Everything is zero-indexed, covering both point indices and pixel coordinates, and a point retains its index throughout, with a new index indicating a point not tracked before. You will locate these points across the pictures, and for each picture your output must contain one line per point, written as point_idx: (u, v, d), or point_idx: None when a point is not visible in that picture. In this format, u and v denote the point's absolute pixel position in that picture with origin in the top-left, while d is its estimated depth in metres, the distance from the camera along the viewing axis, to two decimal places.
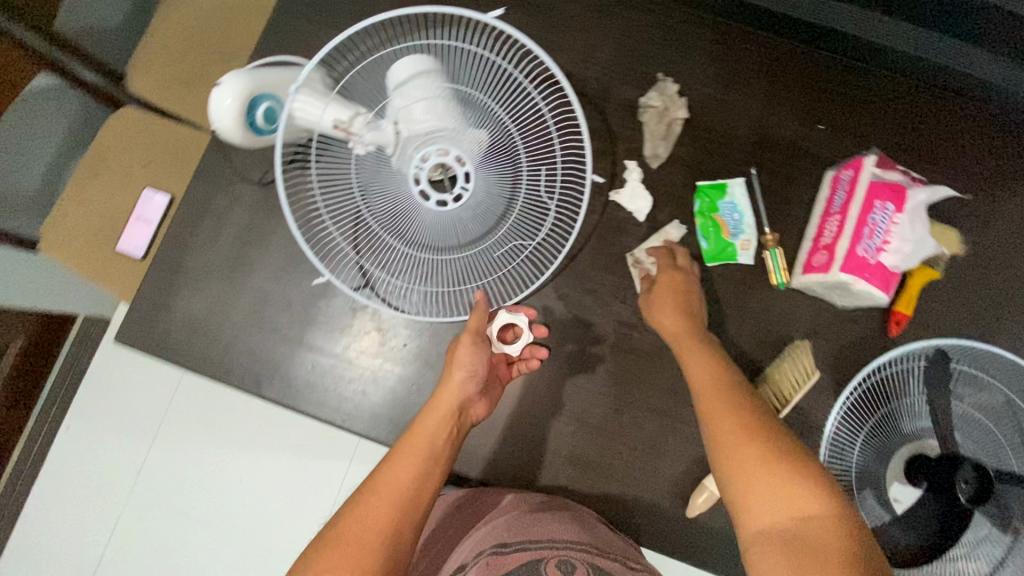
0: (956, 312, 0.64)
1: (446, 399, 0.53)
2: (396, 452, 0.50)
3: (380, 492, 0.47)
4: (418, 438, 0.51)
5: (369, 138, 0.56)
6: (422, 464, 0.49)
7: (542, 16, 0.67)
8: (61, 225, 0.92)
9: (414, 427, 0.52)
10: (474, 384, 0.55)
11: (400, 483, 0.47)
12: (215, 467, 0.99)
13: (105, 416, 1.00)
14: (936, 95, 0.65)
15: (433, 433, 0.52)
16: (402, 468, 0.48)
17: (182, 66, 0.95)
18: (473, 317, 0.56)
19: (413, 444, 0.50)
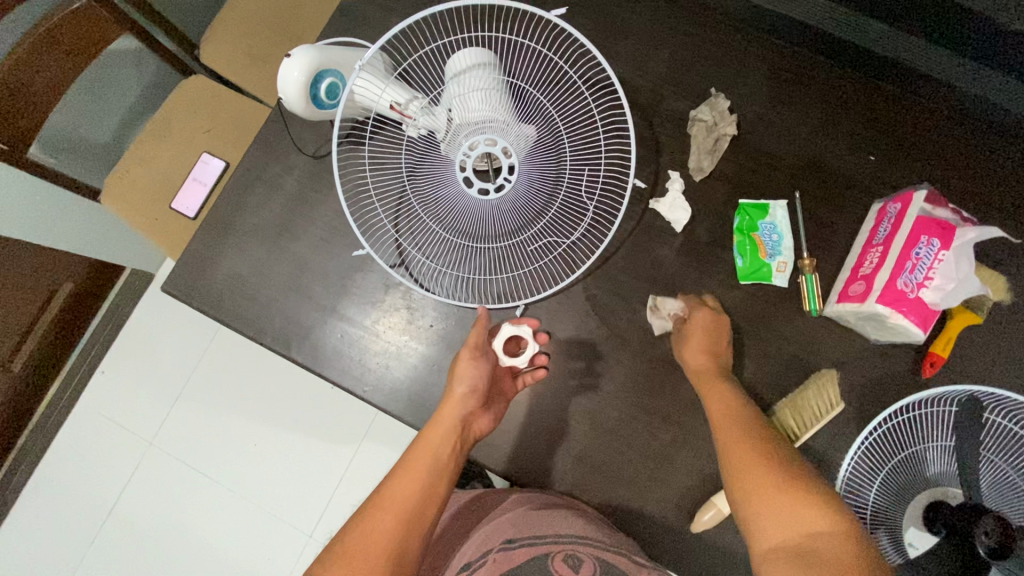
0: (993, 360, 0.62)
1: (447, 413, 0.55)
2: (401, 467, 0.53)
3: (387, 502, 0.50)
4: (421, 454, 0.53)
5: (422, 123, 0.59)
6: (428, 474, 0.52)
7: (601, 23, 0.69)
8: (122, 180, 0.96)
9: (421, 438, 0.55)
10: (475, 399, 0.57)
11: (406, 493, 0.50)
12: (238, 425, 1.07)
13: (145, 365, 1.11)
14: (997, 137, 0.64)
15: (438, 442, 0.54)
16: (407, 479, 0.51)
17: (251, 40, 0.98)
18: (473, 332, 0.58)
19: (419, 455, 0.53)
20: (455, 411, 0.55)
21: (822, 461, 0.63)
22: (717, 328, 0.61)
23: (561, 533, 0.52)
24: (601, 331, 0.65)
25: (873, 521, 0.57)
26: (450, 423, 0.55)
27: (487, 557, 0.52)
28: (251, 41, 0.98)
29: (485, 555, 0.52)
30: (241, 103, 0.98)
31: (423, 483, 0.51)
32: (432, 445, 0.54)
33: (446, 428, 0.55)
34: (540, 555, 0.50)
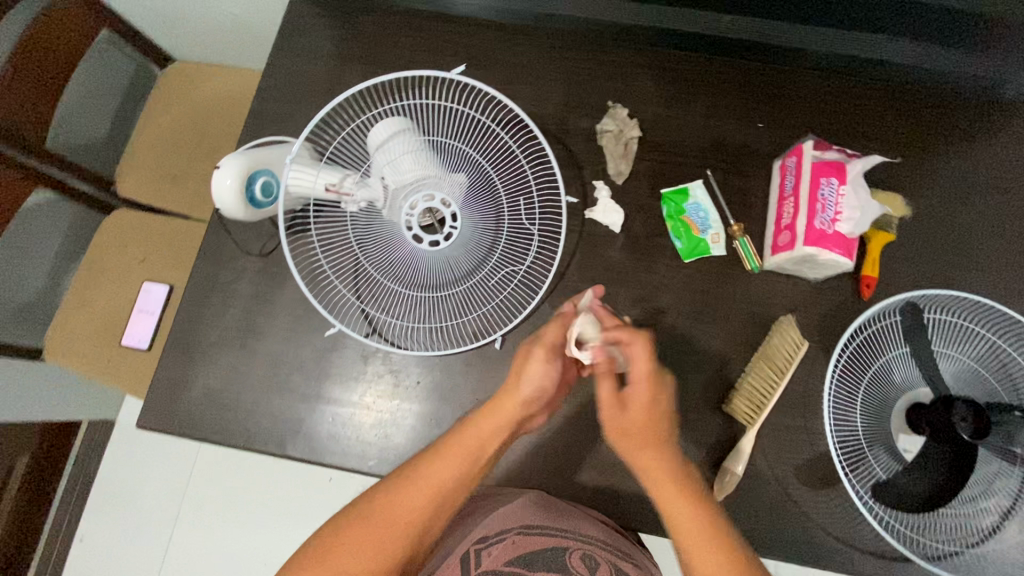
0: (915, 267, 0.70)
1: (513, 401, 0.55)
2: (445, 445, 0.54)
3: (420, 481, 0.52)
4: (471, 434, 0.54)
5: (360, 196, 0.62)
6: (469, 461, 0.53)
7: (496, 70, 0.76)
8: (64, 332, 0.94)
9: (476, 420, 0.55)
10: (542, 398, 0.56)
11: (441, 478, 0.52)
12: (239, 530, 1.15)
13: (140, 502, 1.17)
14: (851, 82, 0.74)
15: (491, 431, 0.55)
16: (446, 465, 0.53)
17: (168, 163, 0.99)
18: (551, 332, 0.56)
19: (470, 438, 0.54)
20: (521, 405, 0.55)
21: (808, 400, 0.67)
22: (652, 416, 0.54)
23: (582, 536, 0.58)
24: None
25: (868, 439, 0.62)
26: (513, 412, 0.55)
27: (506, 537, 0.58)
28: (171, 161, 1.00)
29: (503, 533, 0.58)
30: (172, 225, 0.98)
31: (459, 471, 0.53)
32: (485, 433, 0.54)
33: (507, 414, 0.55)
34: (558, 547, 0.57)
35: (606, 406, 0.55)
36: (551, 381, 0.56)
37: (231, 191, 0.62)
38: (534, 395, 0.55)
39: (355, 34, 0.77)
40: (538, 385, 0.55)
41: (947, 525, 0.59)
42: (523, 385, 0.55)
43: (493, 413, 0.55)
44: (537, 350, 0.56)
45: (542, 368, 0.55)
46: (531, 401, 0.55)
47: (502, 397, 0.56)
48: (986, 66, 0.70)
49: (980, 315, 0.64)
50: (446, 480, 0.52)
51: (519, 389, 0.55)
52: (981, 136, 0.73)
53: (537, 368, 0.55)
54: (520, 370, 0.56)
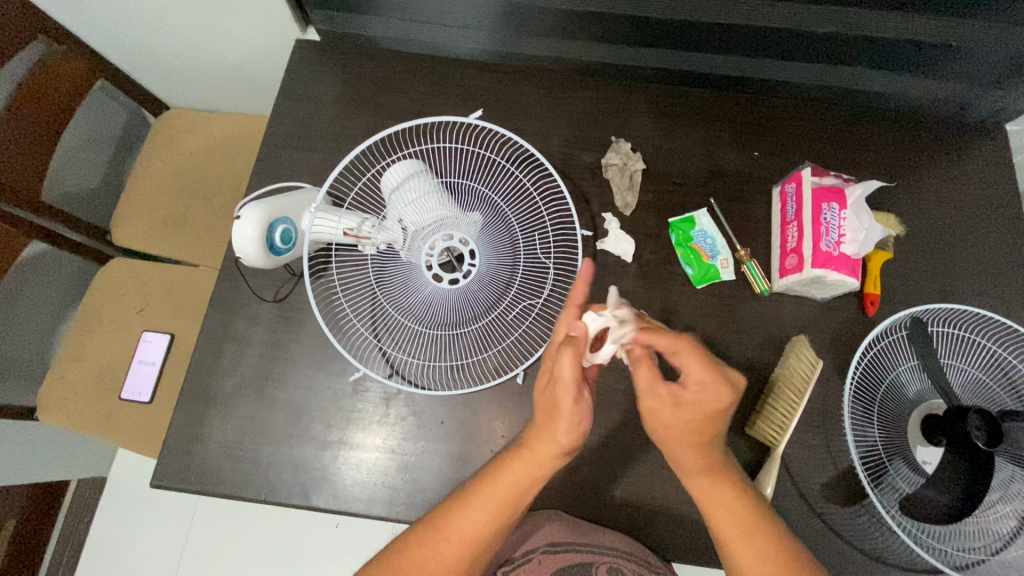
0: (913, 282, 0.73)
1: (544, 447, 0.51)
2: (477, 495, 0.51)
3: (452, 531, 0.50)
4: (501, 485, 0.51)
5: (379, 239, 0.64)
6: (502, 510, 0.51)
7: (501, 111, 0.78)
8: (59, 388, 0.91)
9: (506, 464, 0.52)
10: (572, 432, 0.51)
11: (475, 528, 0.50)
12: None
13: (139, 562, 1.12)
14: (833, 110, 0.78)
15: (521, 481, 0.51)
16: (477, 516, 0.50)
17: (163, 210, 0.98)
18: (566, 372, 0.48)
19: (500, 486, 0.51)
20: (550, 452, 0.51)
21: (825, 418, 0.68)
22: (708, 414, 0.51)
23: (606, 549, 0.60)
24: (599, 370, 0.68)
25: (888, 452, 0.63)
26: (542, 456, 0.52)
27: (534, 556, 0.61)
28: (167, 207, 0.98)
29: (530, 553, 0.62)
30: (177, 271, 0.96)
31: (492, 520, 0.50)
32: (517, 482, 0.51)
33: (540, 461, 0.52)
34: (584, 564, 0.60)
35: (650, 397, 0.52)
36: (581, 424, 0.51)
37: (252, 240, 0.62)
38: (561, 442, 0.51)
39: (361, 79, 0.79)
40: (568, 431, 0.51)
41: (971, 532, 0.60)
42: (552, 428, 0.51)
43: (522, 461, 0.52)
44: (561, 393, 0.49)
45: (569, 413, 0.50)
46: (561, 449, 0.51)
47: (532, 439, 0.52)
48: (963, 93, 0.74)
49: (975, 324, 0.67)
50: (480, 530, 0.50)
51: (551, 437, 0.51)
52: (960, 158, 0.77)
53: (563, 414, 0.50)
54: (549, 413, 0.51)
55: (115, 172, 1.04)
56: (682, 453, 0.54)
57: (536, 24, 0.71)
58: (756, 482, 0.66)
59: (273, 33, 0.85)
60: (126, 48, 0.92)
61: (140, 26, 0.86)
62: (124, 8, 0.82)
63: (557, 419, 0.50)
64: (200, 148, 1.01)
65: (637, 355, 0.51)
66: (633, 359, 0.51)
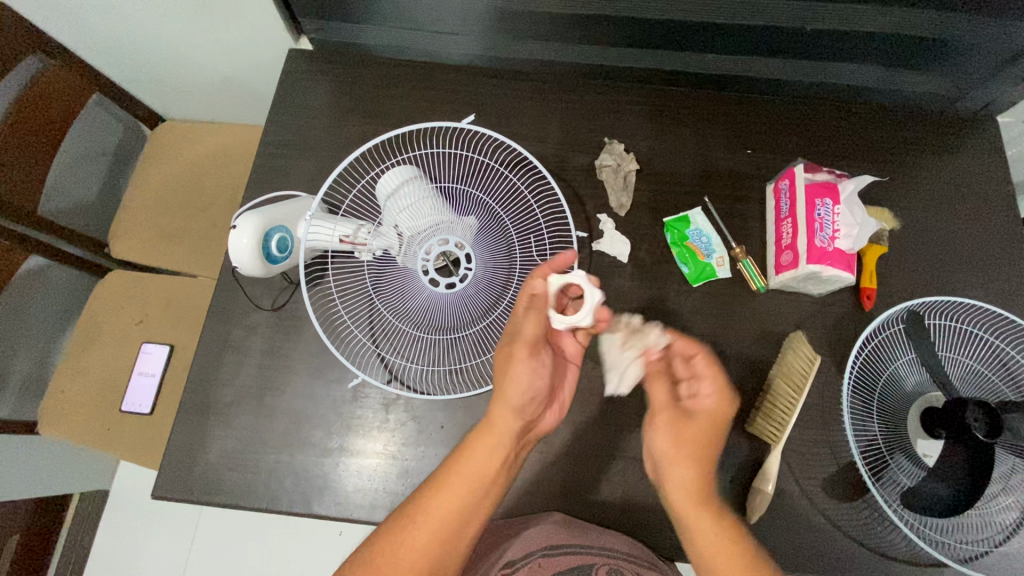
0: (909, 276, 0.73)
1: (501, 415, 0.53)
2: (444, 475, 0.51)
3: (422, 517, 0.50)
4: (466, 462, 0.52)
5: (375, 245, 0.64)
6: (471, 490, 0.51)
7: (495, 115, 0.78)
8: (59, 403, 0.91)
9: (471, 443, 0.53)
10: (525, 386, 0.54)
11: (444, 509, 0.50)
12: None
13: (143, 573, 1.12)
14: (826, 106, 0.79)
15: (484, 461, 0.52)
16: (444, 497, 0.50)
17: (160, 221, 0.98)
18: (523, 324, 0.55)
19: (465, 465, 0.51)
20: (506, 420, 0.53)
21: (825, 413, 0.69)
22: (716, 423, 0.55)
23: (607, 550, 0.58)
24: (598, 371, 0.67)
25: (887, 446, 0.63)
26: (501, 430, 0.53)
27: (534, 559, 0.57)
28: (164, 218, 0.98)
29: (529, 556, 0.58)
30: (175, 283, 0.96)
31: (460, 498, 0.50)
32: (481, 459, 0.52)
33: (500, 439, 0.53)
34: (584, 565, 0.57)
35: (659, 412, 0.56)
36: (529, 385, 0.54)
37: (247, 249, 0.62)
38: (514, 407, 0.53)
39: (355, 87, 0.79)
40: (517, 397, 0.53)
41: (974, 524, 0.60)
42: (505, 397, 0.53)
43: (482, 437, 0.53)
44: (517, 346, 0.54)
45: (520, 375, 0.53)
46: (517, 420, 0.53)
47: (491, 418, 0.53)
48: (954, 86, 0.74)
49: (972, 316, 0.67)
50: (447, 511, 0.50)
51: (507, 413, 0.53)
52: (952, 151, 0.78)
53: (515, 371, 0.53)
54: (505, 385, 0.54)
55: (111, 185, 1.05)
56: (681, 471, 0.54)
57: (528, 28, 0.72)
58: (757, 479, 0.65)
59: (266, 43, 0.85)
60: (120, 62, 0.92)
61: (134, 40, 0.87)
62: (118, 22, 0.82)
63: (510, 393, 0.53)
64: (195, 159, 1.01)
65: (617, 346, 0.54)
66: (654, 373, 0.57)
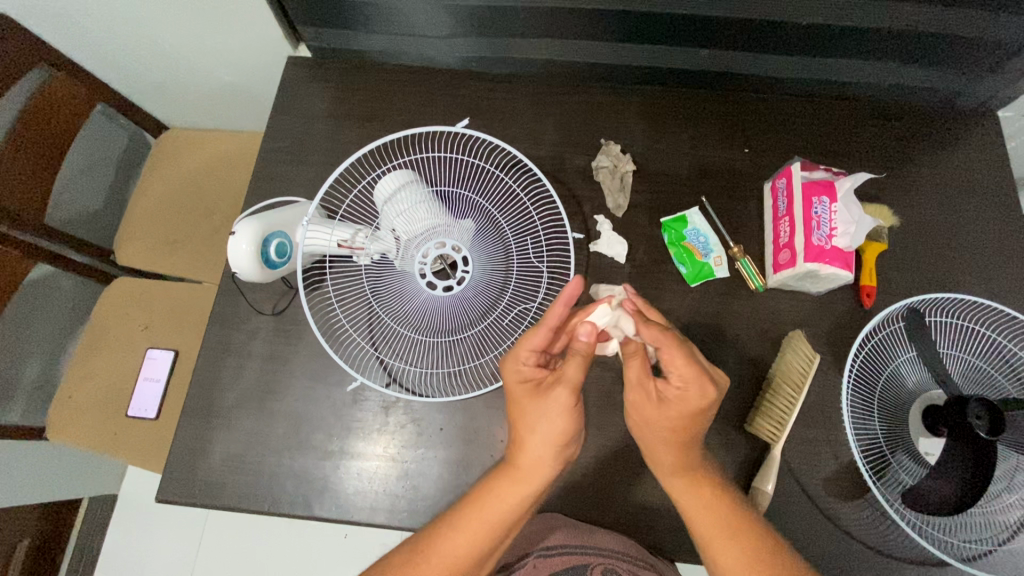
0: (910, 273, 0.73)
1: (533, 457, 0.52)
2: (462, 518, 0.50)
3: (436, 555, 0.49)
4: (481, 507, 0.50)
5: (373, 249, 0.65)
6: (486, 534, 0.50)
7: (491, 118, 0.79)
8: (67, 408, 0.92)
9: (495, 485, 0.52)
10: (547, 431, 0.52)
11: (459, 552, 0.49)
12: None
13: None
14: (822, 103, 0.79)
15: (503, 506, 0.50)
16: (458, 541, 0.50)
17: (164, 228, 0.99)
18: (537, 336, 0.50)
19: (485, 510, 0.50)
20: (537, 466, 0.52)
21: (825, 411, 0.68)
22: (686, 415, 0.50)
23: (602, 550, 0.60)
24: (597, 372, 0.67)
25: (889, 445, 0.63)
26: (529, 476, 0.51)
27: (530, 562, 0.62)
28: (168, 225, 0.99)
29: (525, 558, 0.62)
30: (179, 289, 0.97)
31: (480, 542, 0.50)
32: (500, 502, 0.51)
33: (523, 481, 0.51)
34: (578, 565, 0.59)
35: (634, 390, 0.53)
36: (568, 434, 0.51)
37: (246, 255, 0.63)
38: (544, 454, 0.51)
39: (352, 93, 0.80)
40: (550, 442, 0.51)
41: (977, 523, 0.60)
42: (534, 438, 0.52)
43: (509, 481, 0.51)
44: (558, 392, 0.50)
45: (554, 421, 0.51)
46: (547, 467, 0.52)
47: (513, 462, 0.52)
48: (952, 81, 0.74)
49: (973, 312, 0.67)
50: (466, 555, 0.49)
51: (528, 460, 0.52)
52: (952, 146, 0.77)
53: (554, 415, 0.51)
54: (520, 426, 0.53)
55: (116, 193, 1.06)
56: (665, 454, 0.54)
57: (522, 30, 0.72)
58: (757, 478, 0.65)
59: (265, 51, 0.86)
60: (123, 71, 0.94)
61: (136, 49, 0.88)
62: (120, 32, 0.84)
63: (529, 435, 0.52)
64: (198, 166, 1.02)
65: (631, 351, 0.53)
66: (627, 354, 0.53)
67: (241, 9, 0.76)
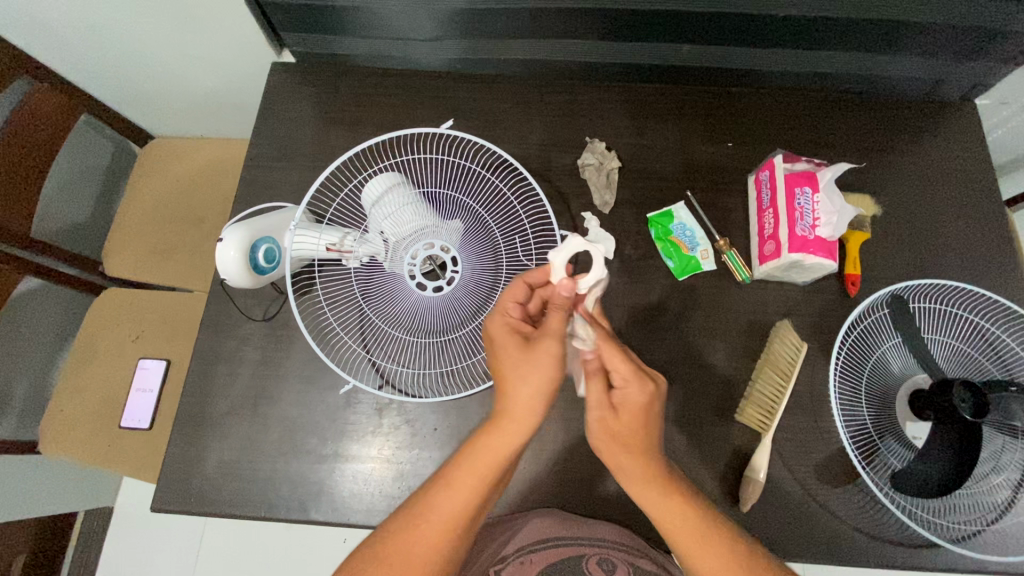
0: (894, 260, 0.74)
1: (527, 402, 0.48)
2: (456, 474, 0.47)
3: (432, 515, 0.47)
4: (478, 460, 0.47)
5: (362, 251, 0.65)
6: (481, 488, 0.47)
7: (477, 118, 0.79)
8: (58, 422, 0.91)
9: (483, 441, 0.48)
10: (540, 389, 0.47)
11: (454, 512, 0.47)
12: None
13: None
14: (802, 94, 0.80)
15: (494, 463, 0.48)
16: (459, 497, 0.47)
17: (153, 238, 0.99)
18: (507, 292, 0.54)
19: (478, 462, 0.47)
20: (528, 412, 0.48)
21: (814, 400, 0.69)
22: (641, 413, 0.48)
23: (599, 542, 0.59)
24: None
25: (877, 430, 0.64)
26: (519, 426, 0.48)
27: (525, 556, 0.58)
28: (156, 235, 0.99)
29: (520, 552, 0.58)
30: (170, 299, 0.97)
31: (476, 497, 0.47)
32: (494, 455, 0.47)
33: (516, 432, 0.48)
34: (575, 558, 0.57)
35: (595, 410, 0.49)
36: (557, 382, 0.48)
37: (235, 262, 0.63)
38: (534, 403, 0.48)
39: (338, 97, 0.80)
40: (534, 391, 0.47)
41: (967, 505, 0.61)
42: (522, 385, 0.48)
43: (499, 432, 0.48)
44: (545, 341, 0.47)
45: (539, 367, 0.47)
46: (536, 415, 0.48)
47: (505, 411, 0.48)
48: (929, 70, 0.75)
49: (957, 298, 0.68)
50: (460, 513, 0.47)
51: (520, 414, 0.48)
52: (932, 135, 0.78)
53: (544, 366, 0.47)
54: (505, 376, 0.49)
55: (104, 203, 1.06)
56: (625, 463, 0.50)
57: (507, 31, 0.73)
58: (748, 467, 0.66)
59: (249, 58, 0.86)
60: (108, 80, 0.93)
61: (116, 57, 0.87)
62: (106, 43, 0.84)
63: (512, 381, 0.48)
64: (186, 174, 1.02)
65: (591, 370, 0.49)
66: (585, 373, 0.50)
67: (223, 15, 0.76)
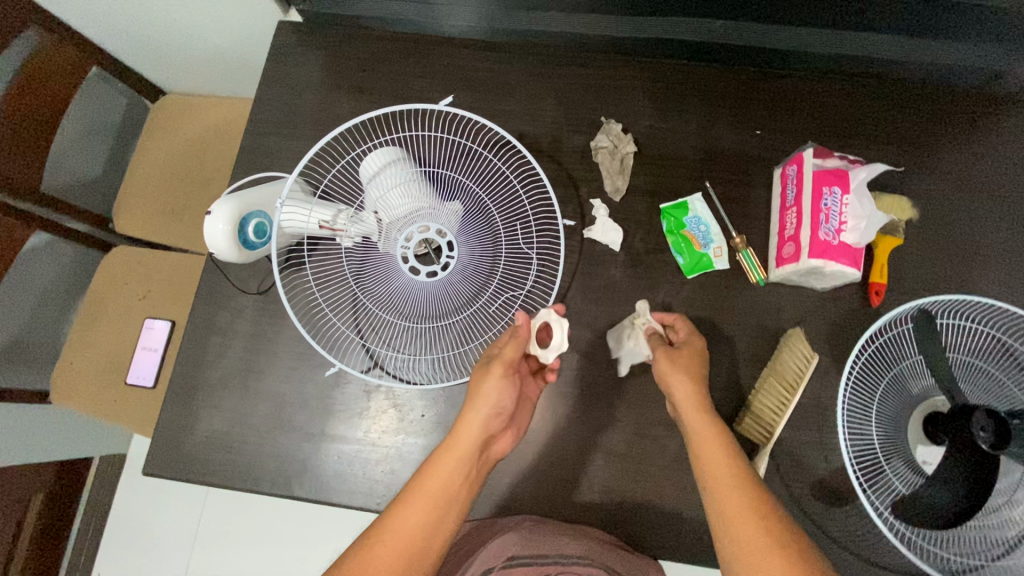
0: (926, 269, 0.68)
1: (467, 439, 0.53)
2: (410, 493, 0.50)
3: (398, 529, 0.48)
4: (429, 478, 0.51)
5: (354, 231, 0.62)
6: (436, 502, 0.50)
7: (487, 91, 0.74)
8: (69, 376, 0.94)
9: (436, 464, 0.52)
10: (495, 416, 0.54)
11: (412, 527, 0.48)
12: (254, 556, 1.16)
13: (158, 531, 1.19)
14: (842, 80, 0.72)
15: (447, 477, 0.51)
16: (415, 514, 0.49)
17: (161, 198, 0.98)
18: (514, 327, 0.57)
19: (433, 479, 0.51)
20: (473, 438, 0.53)
21: (820, 414, 0.65)
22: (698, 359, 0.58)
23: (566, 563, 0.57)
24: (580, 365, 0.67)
25: (885, 452, 0.60)
26: (466, 448, 0.53)
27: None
28: (165, 195, 0.99)
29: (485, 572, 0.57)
30: (176, 259, 0.97)
31: (430, 517, 0.49)
32: (445, 470, 0.51)
33: (462, 454, 0.52)
34: None
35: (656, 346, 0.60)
36: (499, 408, 0.54)
37: (223, 234, 0.63)
38: (478, 428, 0.53)
39: (343, 62, 0.76)
40: (483, 416, 0.53)
41: (974, 538, 0.57)
42: (470, 416, 0.53)
43: (448, 453, 0.52)
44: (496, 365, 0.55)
45: (490, 391, 0.54)
46: (478, 438, 0.53)
47: (456, 434, 0.53)
48: (988, 60, 0.68)
49: (988, 316, 0.63)
50: (418, 531, 0.48)
51: (466, 436, 0.53)
52: (985, 132, 0.71)
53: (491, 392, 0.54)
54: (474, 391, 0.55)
55: (115, 159, 1.05)
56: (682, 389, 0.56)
57: None
58: None
59: (255, 16, 0.82)
60: (115, 35, 0.91)
61: (122, 10, 0.84)
62: None
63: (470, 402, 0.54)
64: (194, 134, 1.01)
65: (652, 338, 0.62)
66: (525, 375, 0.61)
67: None
